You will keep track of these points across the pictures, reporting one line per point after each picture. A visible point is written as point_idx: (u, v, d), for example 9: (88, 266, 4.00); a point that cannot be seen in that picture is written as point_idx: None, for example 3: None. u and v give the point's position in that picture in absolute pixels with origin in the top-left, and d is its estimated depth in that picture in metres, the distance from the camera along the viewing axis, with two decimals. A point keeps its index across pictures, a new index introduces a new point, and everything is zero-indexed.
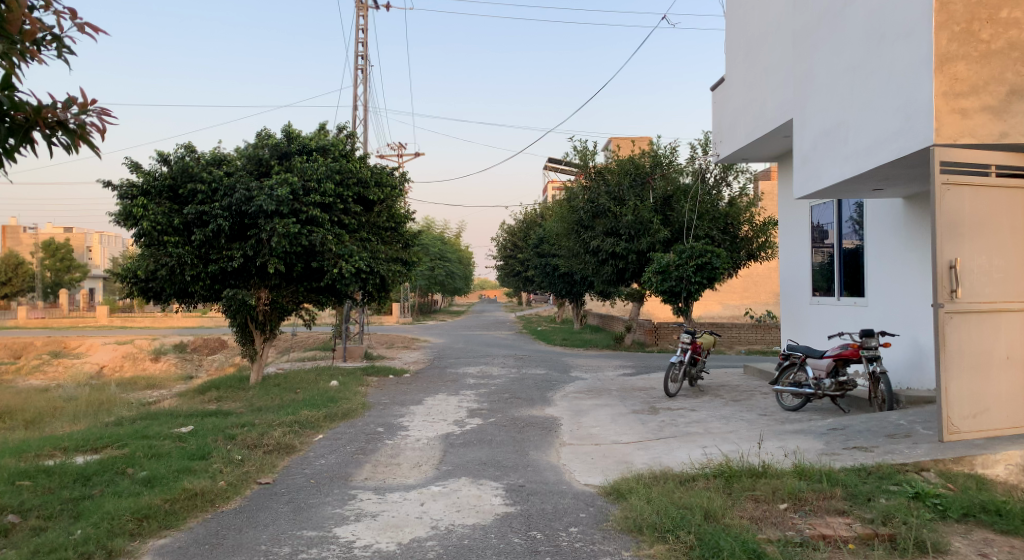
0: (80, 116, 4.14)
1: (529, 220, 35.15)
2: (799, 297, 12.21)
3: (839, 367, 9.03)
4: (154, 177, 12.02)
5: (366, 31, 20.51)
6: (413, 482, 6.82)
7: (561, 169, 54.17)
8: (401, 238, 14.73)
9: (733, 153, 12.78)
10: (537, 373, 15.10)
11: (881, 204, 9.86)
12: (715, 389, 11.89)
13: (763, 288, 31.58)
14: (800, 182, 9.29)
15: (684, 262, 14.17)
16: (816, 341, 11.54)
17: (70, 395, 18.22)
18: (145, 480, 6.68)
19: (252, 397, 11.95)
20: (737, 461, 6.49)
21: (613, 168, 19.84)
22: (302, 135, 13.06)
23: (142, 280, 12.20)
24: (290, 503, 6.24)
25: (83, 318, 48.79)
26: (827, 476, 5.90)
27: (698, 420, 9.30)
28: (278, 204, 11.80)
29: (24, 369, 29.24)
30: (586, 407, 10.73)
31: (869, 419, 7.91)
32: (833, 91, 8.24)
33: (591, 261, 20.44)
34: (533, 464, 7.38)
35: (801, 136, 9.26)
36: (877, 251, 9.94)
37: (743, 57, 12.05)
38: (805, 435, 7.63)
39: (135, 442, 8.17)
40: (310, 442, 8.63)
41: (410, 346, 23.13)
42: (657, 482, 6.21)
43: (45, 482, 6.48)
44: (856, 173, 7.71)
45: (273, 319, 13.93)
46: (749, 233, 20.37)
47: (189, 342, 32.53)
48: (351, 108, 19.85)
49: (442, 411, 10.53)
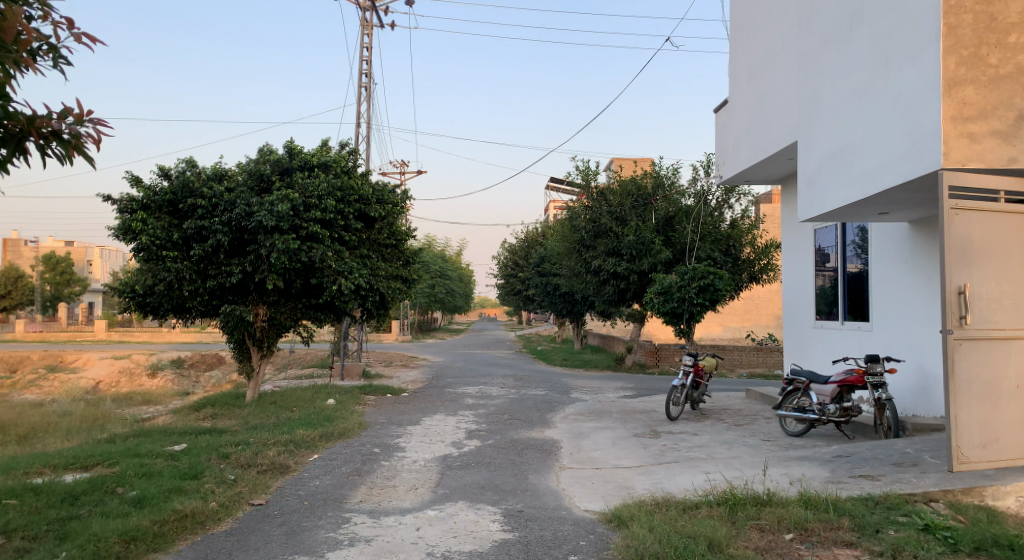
0: (75, 126, 4.06)
1: (530, 240, 35.11)
2: (802, 321, 12.09)
3: (844, 393, 8.90)
4: (154, 191, 11.98)
5: (369, 49, 20.58)
6: (409, 506, 6.66)
7: (563, 189, 54.23)
8: (402, 255, 14.65)
9: (737, 175, 12.72)
10: (536, 393, 14.95)
11: (886, 228, 9.77)
12: (717, 413, 11.74)
13: (764, 311, 31.46)
14: (804, 205, 9.21)
15: (686, 283, 14.07)
16: (820, 366, 11.41)
17: (65, 409, 18.06)
18: (135, 500, 6.53)
19: (248, 415, 11.80)
20: (741, 488, 6.35)
21: (615, 189, 19.82)
22: (304, 151, 12.97)
23: (140, 295, 12.10)
24: (283, 526, 6.08)
25: (82, 331, 48.67)
26: (833, 505, 5.75)
27: (700, 445, 9.15)
28: (279, 220, 11.73)
29: (20, 383, 29.08)
30: (586, 430, 10.58)
31: (875, 446, 7.77)
32: (839, 114, 8.18)
33: (592, 281, 20.36)
34: (532, 488, 7.23)
35: (806, 158, 9.19)
36: (882, 275, 9.84)
37: (748, 79, 12.00)
38: (810, 462, 7.48)
39: (126, 460, 8.03)
40: (305, 462, 8.48)
41: (408, 364, 23.00)
42: (659, 509, 6.06)
43: (33, 501, 6.33)
44: (861, 197, 7.63)
45: (271, 335, 13.80)
46: (751, 255, 20.31)
47: (187, 357, 32.34)
48: (354, 125, 19.86)
49: (440, 432, 10.38)
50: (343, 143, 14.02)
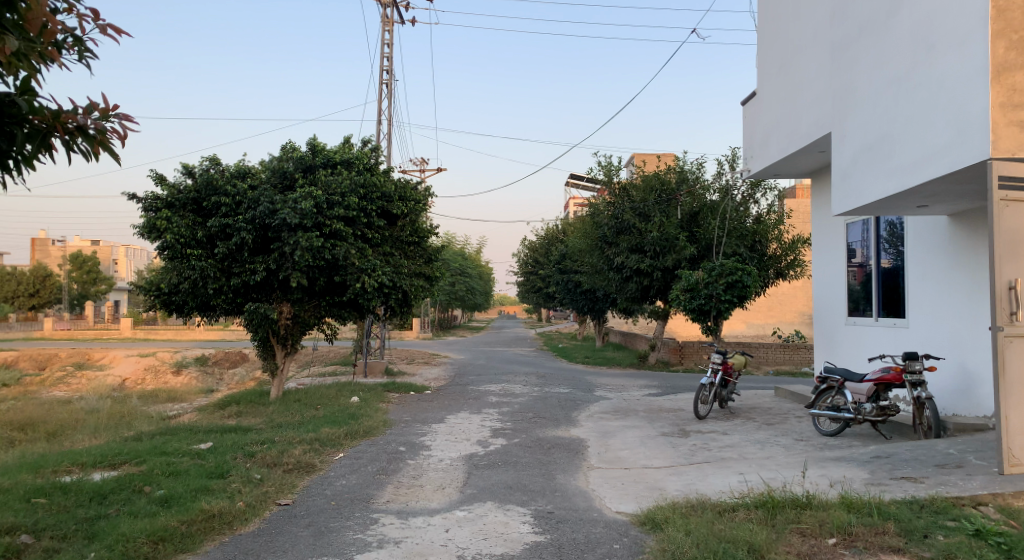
0: (101, 122, 3.97)
1: (551, 236, 34.89)
2: (834, 318, 11.83)
3: (880, 392, 8.67)
4: (178, 190, 12.00)
5: (390, 46, 20.55)
6: (437, 506, 6.55)
7: (584, 185, 53.96)
8: (424, 252, 14.56)
9: (765, 168, 12.46)
10: (561, 391, 14.79)
11: (923, 222, 9.51)
12: (746, 412, 11.51)
13: (788, 308, 31.01)
14: (837, 199, 8.97)
15: (713, 280, 13.84)
16: (853, 363, 11.14)
17: (91, 407, 18.17)
18: (162, 499, 6.48)
19: (273, 414, 11.77)
20: (779, 490, 6.16)
21: (638, 185, 19.60)
22: (327, 149, 12.92)
23: (165, 293, 12.12)
24: (310, 527, 5.99)
25: (108, 330, 49.17)
26: (877, 509, 5.55)
27: (731, 445, 8.95)
28: (302, 217, 11.68)
29: (48, 380, 29.45)
30: (613, 429, 10.41)
31: (915, 447, 7.53)
32: (877, 104, 7.95)
33: (615, 278, 20.13)
34: (561, 489, 7.09)
35: (840, 151, 8.95)
36: (919, 270, 9.58)
37: (776, 71, 11.76)
38: (848, 462, 7.27)
39: (153, 459, 8.00)
40: (330, 461, 8.40)
41: (430, 361, 22.97)
42: (694, 511, 5.90)
43: (61, 500, 6.30)
44: (901, 190, 7.40)
45: (295, 333, 13.75)
46: (777, 251, 19.98)
47: (210, 355, 32.53)
48: (375, 122, 19.82)
49: (465, 431, 10.26)
50: (366, 140, 13.95)
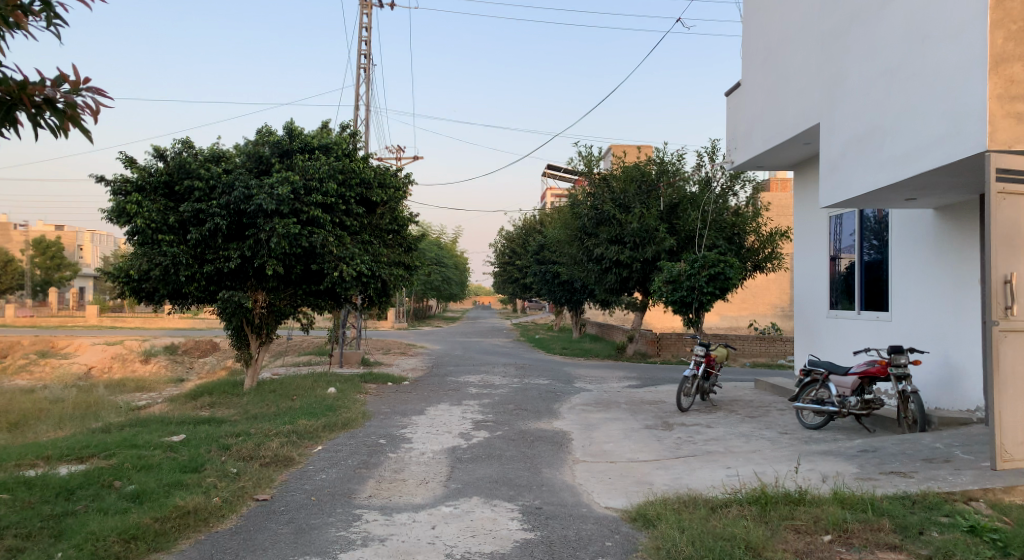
0: (73, 96, 3.68)
1: (529, 226, 34.75)
2: (816, 311, 11.81)
3: (864, 386, 8.64)
4: (149, 172, 11.61)
5: (369, 30, 20.20)
6: (421, 501, 6.36)
7: (560, 176, 53.90)
8: (403, 241, 14.30)
9: (749, 160, 12.39)
10: (540, 383, 14.65)
11: (908, 215, 9.50)
12: (728, 405, 11.47)
13: (762, 300, 31.19)
14: (825, 190, 8.91)
15: (695, 271, 13.78)
16: (835, 357, 11.14)
17: (56, 396, 17.69)
18: (133, 494, 6.21)
19: (248, 405, 11.46)
20: (771, 486, 6.08)
21: (618, 175, 19.47)
22: (305, 133, 12.58)
23: (135, 280, 11.69)
24: (290, 524, 5.77)
25: (73, 317, 48.04)
26: (872, 505, 5.47)
27: (716, 438, 8.87)
28: (279, 203, 11.36)
29: (10, 368, 28.70)
30: (596, 421, 10.28)
31: (901, 441, 7.50)
32: (868, 95, 7.89)
33: (594, 269, 19.99)
34: (548, 484, 6.93)
35: (828, 143, 8.90)
36: (903, 264, 9.58)
37: (762, 62, 11.67)
38: (835, 457, 7.21)
39: (123, 452, 7.70)
40: (308, 454, 8.16)
41: (406, 352, 22.73)
42: (686, 507, 5.79)
43: (25, 496, 6.00)
44: (892, 182, 7.35)
45: (270, 322, 13.44)
46: (755, 243, 20.01)
47: (180, 344, 31.94)
48: (352, 107, 19.44)
49: (446, 423, 10.06)
50: (344, 126, 13.63)
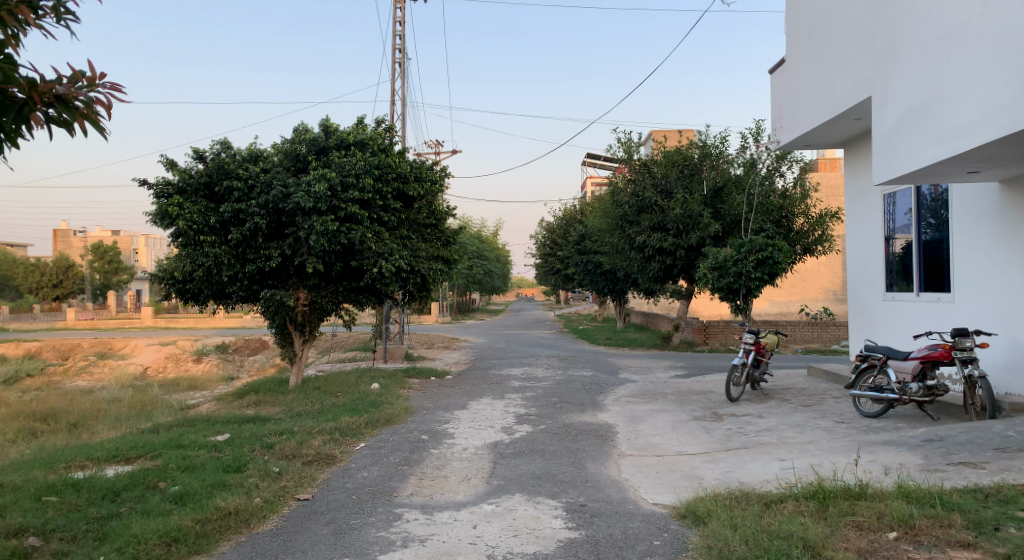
0: (86, 91, 3.62)
1: (570, 217, 34.49)
2: (871, 293, 11.32)
3: (926, 371, 8.20)
4: (189, 174, 11.70)
5: (403, 25, 20.12)
6: (463, 499, 6.21)
7: (602, 164, 53.31)
8: (442, 235, 14.18)
9: (795, 139, 11.93)
10: (584, 375, 14.42)
11: (970, 190, 8.98)
12: (779, 393, 11.06)
13: (812, 284, 30.36)
14: (877, 166, 8.50)
15: (742, 256, 13.35)
16: (893, 341, 10.65)
17: (113, 397, 18.14)
18: (176, 496, 6.21)
19: (292, 402, 11.51)
20: (829, 479, 5.76)
21: (659, 160, 19.05)
22: (340, 129, 12.54)
23: (180, 281, 11.80)
24: (331, 524, 5.68)
25: (129, 319, 49.43)
26: (940, 500, 5.13)
27: (768, 428, 8.52)
28: (316, 201, 11.36)
29: (71, 370, 29.67)
30: (642, 413, 10.01)
31: (969, 429, 7.06)
32: (924, 63, 7.51)
33: (636, 258, 19.55)
34: (593, 479, 6.72)
35: (880, 116, 8.48)
36: (964, 242, 9.09)
37: (806, 36, 11.21)
38: (897, 447, 6.83)
39: (168, 452, 7.74)
40: (351, 452, 8.09)
41: (450, 345, 22.73)
42: (739, 503, 5.52)
43: (72, 498, 6.04)
44: (956, 153, 6.97)
45: (313, 319, 13.47)
46: (804, 226, 19.38)
47: (231, 342, 32.60)
48: (389, 102, 19.43)
49: (488, 417, 9.92)
50: (379, 121, 13.56)
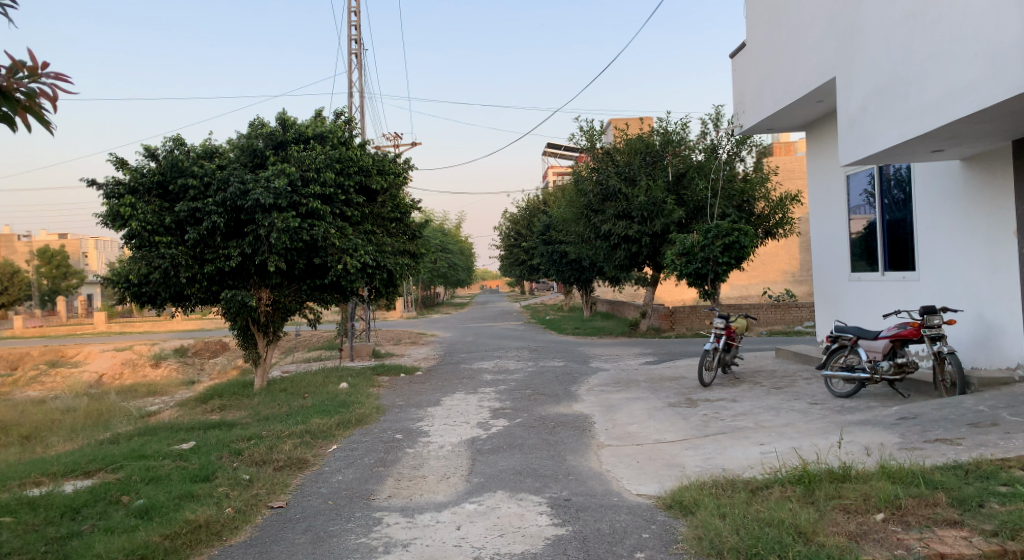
0: (26, 82, 3.34)
1: (533, 207, 34.45)
2: (837, 274, 11.41)
3: (896, 349, 8.27)
4: (141, 173, 11.28)
5: (358, 15, 19.72)
6: (444, 500, 6.04)
7: (562, 152, 53.31)
8: (407, 229, 13.91)
9: (759, 123, 11.96)
10: (556, 365, 14.34)
11: (932, 168, 9.08)
12: (751, 377, 11.10)
13: (773, 266, 30.80)
14: (844, 148, 8.52)
15: (709, 242, 13.39)
16: (860, 320, 10.75)
17: (68, 406, 17.50)
18: (141, 510, 5.93)
19: (258, 405, 11.18)
20: (812, 463, 5.74)
21: (622, 148, 19.03)
22: (298, 123, 12.20)
23: (135, 285, 11.34)
24: (308, 532, 5.47)
25: (82, 325, 47.93)
26: (923, 478, 5.12)
27: (744, 412, 8.51)
28: (276, 197, 11.02)
29: (22, 380, 28.63)
30: (617, 402, 9.94)
31: (942, 405, 7.12)
32: (887, 42, 7.54)
33: (602, 246, 19.52)
34: (574, 473, 6.61)
35: (845, 97, 8.50)
36: (928, 220, 9.19)
37: (766, 20, 11.23)
38: (874, 426, 6.85)
39: (131, 464, 7.41)
40: (324, 455, 7.86)
41: (417, 341, 22.47)
42: (725, 491, 5.46)
43: (29, 518, 5.71)
44: (922, 132, 7.01)
45: (276, 319, 13.13)
46: (765, 210, 19.54)
47: (190, 345, 31.81)
48: (346, 95, 19.06)
49: (463, 413, 9.75)
50: (338, 113, 13.23)
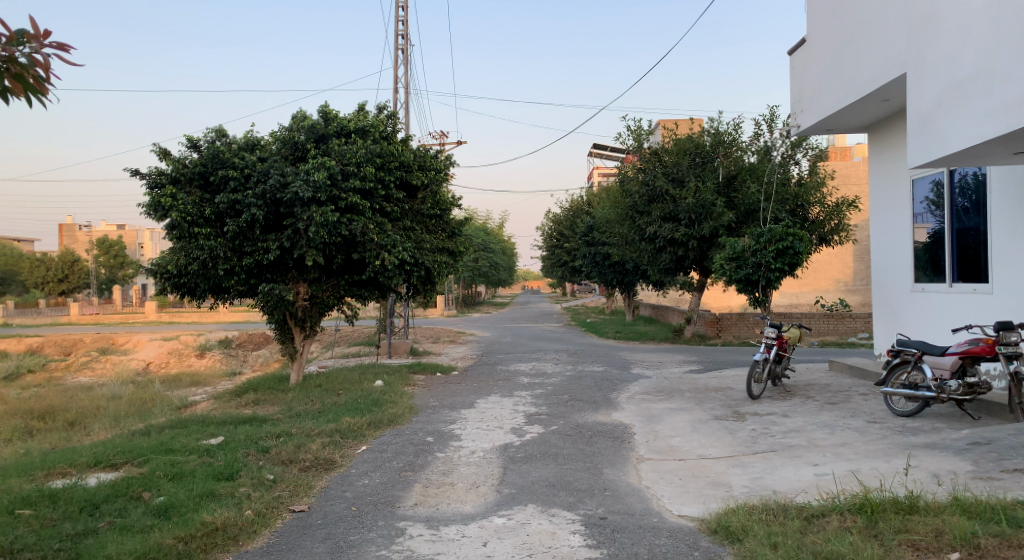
0: (26, 52, 3.15)
1: (578, 208, 34.00)
2: (899, 284, 10.73)
3: (966, 367, 7.64)
4: (184, 164, 11.19)
5: (406, 11, 19.58)
6: (471, 511, 5.70)
7: (609, 154, 52.64)
8: (447, 226, 13.63)
9: (817, 123, 11.34)
10: (596, 370, 13.88)
11: (1011, 171, 8.39)
12: (802, 390, 10.49)
13: (826, 274, 29.75)
14: (913, 149, 7.91)
15: (761, 247, 12.81)
16: (924, 334, 10.08)
17: (113, 393, 17.70)
18: (160, 509, 5.72)
19: (292, 401, 11.00)
20: (875, 490, 5.23)
21: (670, 149, 18.48)
22: (340, 116, 11.98)
23: (176, 275, 11.26)
24: (327, 541, 5.17)
25: (133, 314, 49.04)
26: (1003, 514, 4.58)
27: (796, 429, 7.98)
28: (315, 190, 10.84)
29: (73, 366, 29.29)
30: (659, 412, 9.47)
31: (1019, 432, 6.48)
32: (965, 33, 6.94)
33: (647, 249, 18.98)
34: (612, 488, 6.19)
35: (917, 93, 7.90)
36: (1003, 228, 8.51)
37: (829, 13, 10.62)
38: (942, 451, 6.27)
39: (157, 458, 7.25)
40: (352, 456, 7.59)
41: (456, 340, 22.21)
42: (777, 517, 5.00)
43: (47, 512, 5.55)
44: (1003, 132, 6.41)
45: (314, 314, 12.99)
46: (820, 215, 18.72)
47: (234, 337, 32.20)
48: (391, 90, 18.93)
49: (497, 417, 9.39)
50: (382, 107, 13.02)
